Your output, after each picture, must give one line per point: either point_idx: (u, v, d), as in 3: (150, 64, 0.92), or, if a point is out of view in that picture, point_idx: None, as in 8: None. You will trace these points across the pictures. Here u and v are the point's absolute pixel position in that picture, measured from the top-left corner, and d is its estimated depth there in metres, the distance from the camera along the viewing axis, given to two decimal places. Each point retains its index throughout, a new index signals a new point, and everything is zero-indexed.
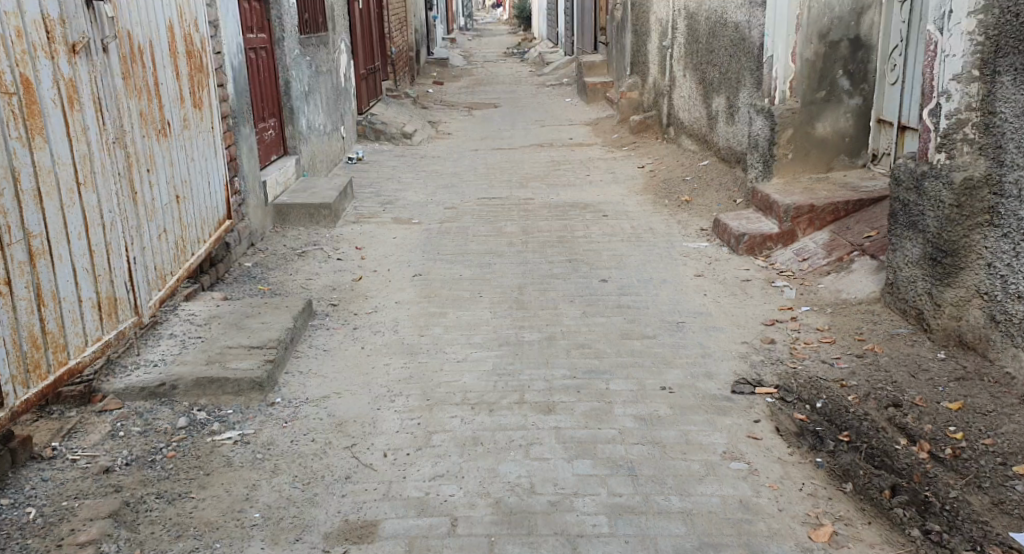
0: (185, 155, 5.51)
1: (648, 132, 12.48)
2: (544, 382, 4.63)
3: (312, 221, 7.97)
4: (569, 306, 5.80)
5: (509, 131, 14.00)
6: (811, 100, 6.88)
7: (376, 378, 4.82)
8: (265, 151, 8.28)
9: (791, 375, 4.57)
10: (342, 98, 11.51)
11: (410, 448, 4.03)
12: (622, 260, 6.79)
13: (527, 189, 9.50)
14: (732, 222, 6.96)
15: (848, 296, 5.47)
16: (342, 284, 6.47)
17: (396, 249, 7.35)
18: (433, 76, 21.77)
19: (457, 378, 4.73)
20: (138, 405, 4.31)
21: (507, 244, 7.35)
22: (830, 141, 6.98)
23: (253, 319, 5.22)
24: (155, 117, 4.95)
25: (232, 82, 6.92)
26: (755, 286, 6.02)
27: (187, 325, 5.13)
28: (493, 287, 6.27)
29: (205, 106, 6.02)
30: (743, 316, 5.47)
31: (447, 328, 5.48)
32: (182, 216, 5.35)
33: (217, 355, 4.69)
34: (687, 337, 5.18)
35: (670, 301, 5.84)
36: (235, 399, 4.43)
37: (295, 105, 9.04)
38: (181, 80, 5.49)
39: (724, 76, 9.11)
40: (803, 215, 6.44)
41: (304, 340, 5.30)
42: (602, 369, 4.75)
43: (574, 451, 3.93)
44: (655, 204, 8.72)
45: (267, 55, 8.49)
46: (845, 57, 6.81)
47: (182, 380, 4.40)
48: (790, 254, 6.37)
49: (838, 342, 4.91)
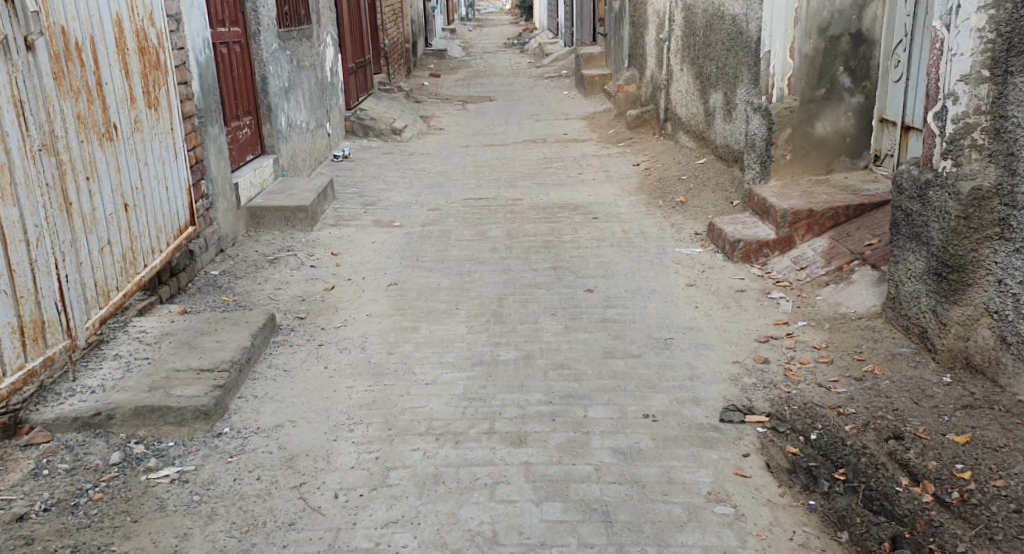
0: (138, 159, 5.14)
1: (646, 127, 12.08)
2: (517, 409, 4.25)
3: (288, 224, 7.59)
4: (550, 321, 5.43)
5: (503, 126, 13.62)
6: (810, 98, 6.49)
7: (336, 403, 4.44)
8: (240, 151, 7.91)
9: (784, 401, 4.15)
10: (327, 93, 11.13)
11: (364, 488, 3.67)
12: (610, 267, 6.42)
13: (517, 189, 9.12)
14: (728, 227, 6.56)
15: (849, 310, 5.08)
16: (313, 294, 6.11)
17: (374, 255, 6.98)
18: (430, 69, 21.36)
19: (424, 404, 4.36)
20: (70, 438, 4.00)
21: (490, 250, 6.98)
22: (830, 141, 6.58)
23: (206, 337, 4.84)
24: (98, 119, 4.61)
25: (197, 80, 6.54)
26: (750, 297, 5.63)
27: (134, 344, 4.76)
28: (472, 298, 5.90)
29: (164, 106, 5.64)
30: (737, 332, 5.09)
31: (419, 345, 5.11)
32: (132, 226, 4.99)
33: (161, 380, 4.32)
34: (675, 356, 4.80)
35: (658, 314, 5.46)
36: (177, 430, 4.11)
37: (273, 103, 8.66)
38: (133, 79, 5.12)
39: (721, 70, 8.71)
40: (802, 221, 6.06)
41: (263, 359, 4.93)
42: (581, 394, 4.37)
43: (544, 492, 3.55)
44: (649, 205, 8.34)
45: (242, 51, 8.11)
46: (846, 53, 6.41)
47: (120, 409, 4.08)
48: (787, 262, 5.99)
49: (836, 361, 4.52)
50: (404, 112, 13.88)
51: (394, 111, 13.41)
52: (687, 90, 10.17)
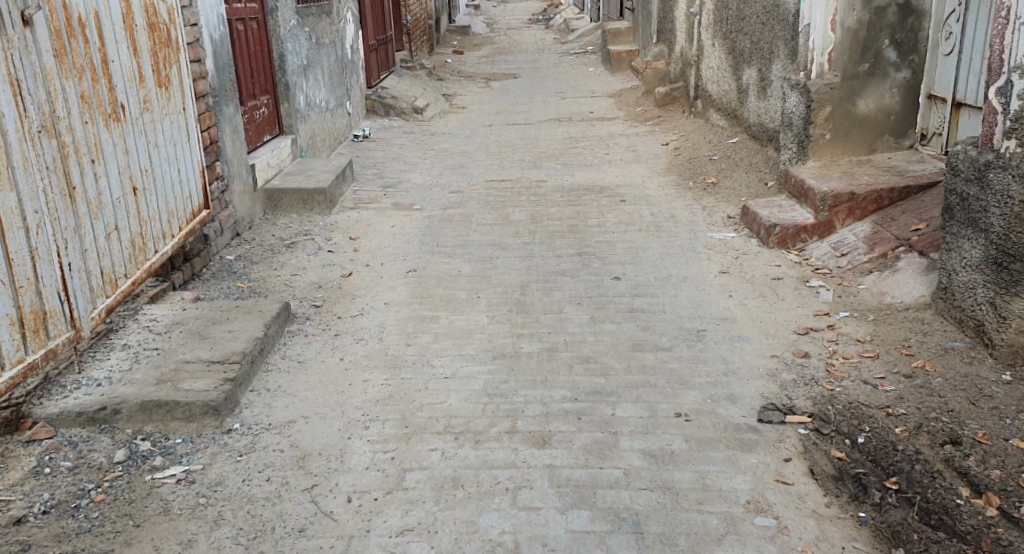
0: (148, 140, 4.92)
1: (674, 105, 11.75)
2: (540, 407, 4.03)
3: (306, 207, 7.38)
4: (575, 311, 5.19)
5: (527, 105, 13.33)
6: (852, 74, 6.20)
7: (351, 397, 4.23)
8: (256, 131, 7.70)
9: (827, 400, 3.90)
10: (348, 71, 10.89)
11: (379, 491, 3.45)
12: (638, 253, 6.16)
13: (541, 170, 8.86)
14: (763, 211, 6.28)
15: (894, 301, 4.79)
16: (330, 280, 5.90)
17: (393, 240, 6.76)
18: (453, 46, 21.05)
19: (442, 400, 4.14)
20: (74, 434, 3.80)
21: (513, 234, 6.74)
22: (872, 120, 6.28)
23: (218, 326, 4.63)
24: (104, 99, 4.39)
25: (211, 57, 6.32)
26: (787, 286, 5.36)
27: (144, 334, 4.56)
28: (494, 285, 5.67)
29: (176, 85, 5.42)
30: (773, 323, 4.83)
31: (439, 336, 4.90)
32: (141, 210, 4.78)
33: (170, 374, 4.11)
34: (709, 349, 4.55)
35: (690, 304, 5.20)
36: (186, 426, 3.90)
37: (291, 81, 8.44)
38: (142, 57, 4.90)
39: (755, 45, 8.39)
40: (842, 204, 5.78)
41: (276, 350, 4.72)
42: (608, 390, 4.14)
43: (569, 499, 3.32)
44: (678, 186, 8.06)
45: (260, 27, 7.90)
46: (892, 26, 6.09)
47: (126, 404, 3.87)
48: (827, 249, 5.72)
49: (881, 356, 4.24)
50: (426, 90, 13.62)
51: (416, 89, 13.16)
52: (718, 66, 9.85)
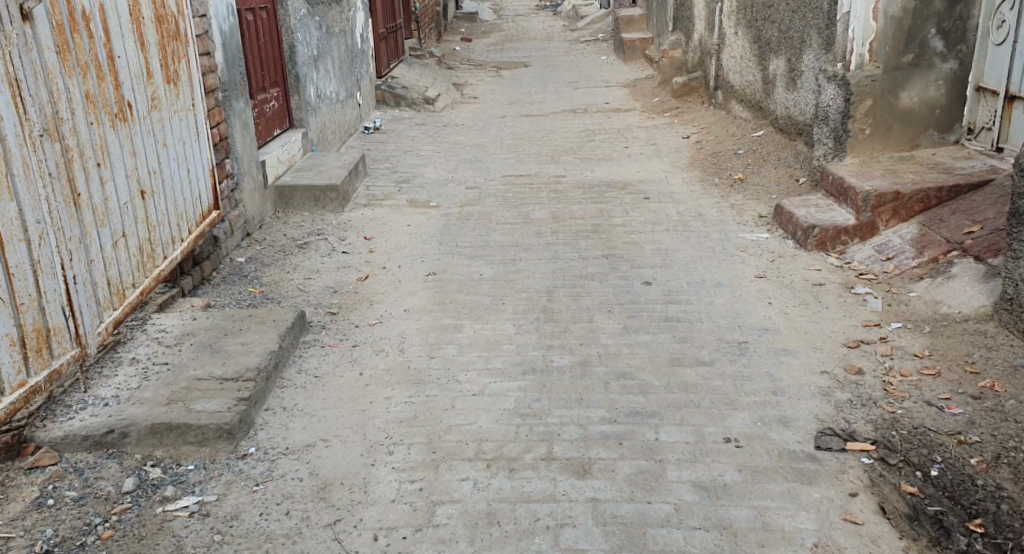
0: (155, 140, 4.61)
1: (692, 95, 11.40)
2: (577, 429, 3.75)
3: (318, 205, 7.10)
4: (606, 319, 4.89)
5: (540, 94, 13.00)
6: (895, 65, 5.91)
7: (373, 416, 3.94)
8: (266, 125, 7.41)
9: (889, 424, 3.67)
10: (358, 61, 10.56)
11: (408, 529, 3.19)
12: (668, 255, 5.87)
13: (559, 164, 8.54)
14: (799, 211, 5.97)
15: (951, 310, 4.53)
16: (346, 284, 5.61)
17: (411, 239, 6.48)
18: (461, 33, 20.67)
19: (470, 421, 3.85)
20: (79, 460, 3.46)
21: (535, 234, 6.44)
22: (916, 114, 6.00)
23: (230, 338, 4.33)
24: (110, 97, 4.08)
25: (220, 49, 6.03)
26: (830, 293, 5.06)
27: (152, 347, 4.22)
28: (518, 290, 5.38)
29: (185, 80, 5.11)
30: (820, 334, 4.55)
31: (464, 348, 4.61)
32: (149, 214, 4.46)
33: (180, 392, 3.77)
34: (753, 364, 4.26)
35: (728, 312, 4.90)
36: (198, 451, 3.55)
37: (301, 73, 8.13)
38: (149, 51, 4.59)
39: (783, 34, 8.06)
40: (886, 205, 5.47)
41: (291, 363, 4.43)
42: (649, 411, 3.86)
43: (617, 540, 3.08)
44: (703, 182, 7.75)
45: (269, 17, 7.59)
46: (939, 13, 5.79)
47: (135, 427, 3.52)
48: (870, 252, 5.42)
49: (943, 375, 4.00)
50: (437, 80, 13.29)
51: (425, 79, 12.82)
52: (741, 56, 9.52)
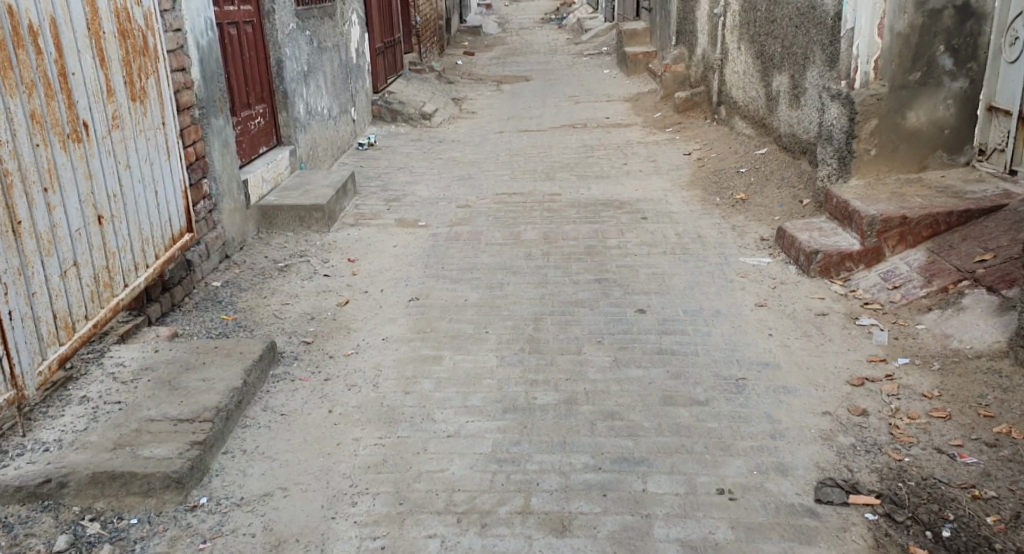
0: (116, 162, 4.35)
1: (695, 110, 11.13)
2: (558, 478, 3.47)
3: (303, 225, 6.82)
4: (596, 351, 4.57)
5: (539, 109, 12.74)
6: (902, 83, 5.67)
7: (340, 460, 3.66)
8: (251, 143, 7.15)
9: (896, 474, 3.39)
10: (352, 76, 10.32)
11: None
12: (665, 280, 5.58)
13: (555, 182, 8.27)
14: (803, 235, 5.69)
15: (962, 346, 4.27)
16: (323, 309, 5.33)
17: (395, 261, 6.20)
18: (465, 46, 20.46)
19: (443, 467, 3.57)
20: (12, 513, 3.21)
21: (525, 256, 6.17)
22: (924, 133, 5.77)
23: (191, 373, 4.05)
24: (61, 117, 3.85)
25: (197, 65, 5.78)
26: (834, 324, 4.78)
27: (107, 383, 3.95)
28: (505, 318, 5.07)
29: (154, 97, 4.85)
30: (823, 370, 4.27)
31: (442, 383, 4.29)
32: (107, 241, 4.21)
33: (129, 436, 3.51)
34: (751, 404, 3.97)
35: (726, 344, 4.62)
36: (143, 502, 3.29)
37: (290, 88, 7.89)
38: (110, 67, 4.34)
39: (788, 49, 7.80)
40: (893, 230, 5.24)
41: (257, 399, 4.13)
42: (637, 457, 3.57)
43: None
44: (703, 202, 7.47)
45: (255, 31, 7.34)
46: (947, 30, 5.56)
47: (75, 475, 3.27)
48: (875, 280, 5.17)
49: (954, 418, 3.72)
50: (436, 94, 13.04)
51: (424, 93, 12.58)
52: (744, 71, 9.26)
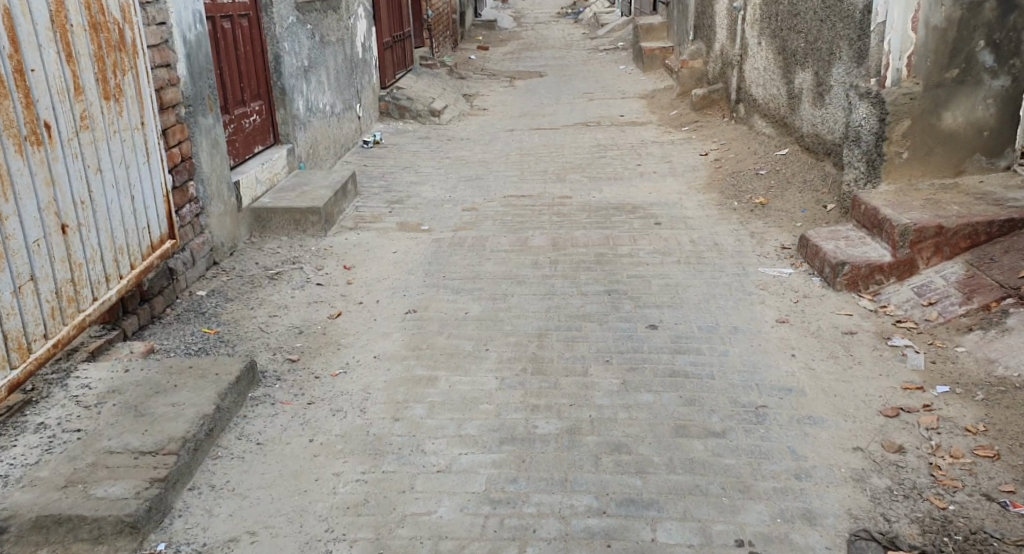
0: (84, 165, 4.01)
1: (712, 108, 10.70)
2: (558, 524, 3.13)
3: (298, 229, 6.46)
4: (603, 373, 4.17)
5: (552, 106, 12.33)
6: (938, 81, 5.27)
7: (317, 499, 3.30)
8: (246, 141, 6.82)
9: (940, 527, 3.07)
10: (358, 71, 9.96)
11: None
12: (679, 292, 5.18)
13: (566, 184, 7.88)
14: (828, 244, 5.31)
15: (1007, 373, 3.93)
16: (314, 321, 4.94)
17: (395, 267, 5.85)
18: (479, 41, 20.05)
19: (431, 509, 3.22)
20: None
21: (532, 263, 5.79)
22: (961, 135, 5.38)
23: (160, 397, 3.67)
24: (17, 117, 3.58)
25: (184, 60, 5.43)
26: (863, 345, 4.41)
27: (68, 407, 3.61)
28: (508, 333, 4.67)
29: (132, 95, 4.46)
30: (852, 398, 3.89)
31: (435, 409, 3.86)
32: (72, 250, 3.90)
33: (82, 472, 3.21)
34: (772, 436, 3.59)
35: (744, 366, 4.22)
36: (93, 550, 3.01)
37: (289, 85, 7.54)
38: (79, 63, 3.99)
39: (811, 44, 7.39)
40: (927, 240, 4.86)
41: (232, 426, 3.74)
42: (646, 500, 3.21)
43: None
44: (721, 206, 7.06)
45: (250, 25, 6.98)
46: (988, 24, 5.16)
47: (17, 520, 3.00)
48: (908, 295, 4.81)
49: (1003, 457, 3.39)
50: (446, 90, 12.66)
51: (434, 89, 12.21)
52: (765, 68, 8.84)
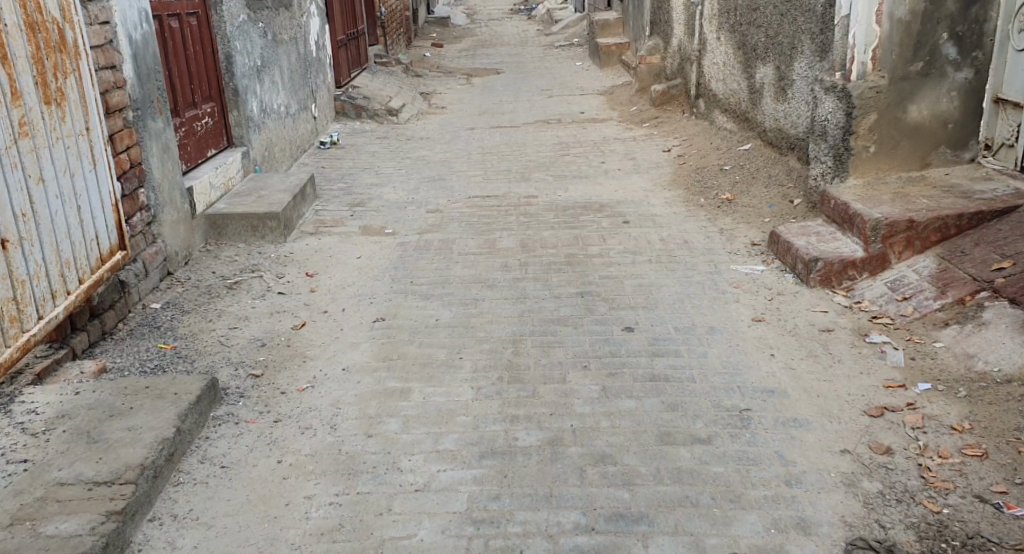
0: (23, 174, 3.79)
1: (671, 104, 10.64)
2: (546, 543, 3.01)
3: (255, 235, 6.25)
4: (582, 380, 4.05)
5: (511, 104, 12.19)
6: (903, 75, 5.24)
7: (289, 525, 3.14)
8: (198, 145, 6.59)
9: (937, 532, 3.01)
10: (312, 70, 9.73)
11: None
12: (653, 292, 5.08)
13: (530, 183, 7.75)
14: (799, 240, 5.25)
15: (988, 368, 3.88)
16: (276, 332, 4.75)
17: (359, 273, 5.67)
18: (434, 38, 19.85)
19: (411, 532, 3.08)
20: None
21: (501, 266, 5.65)
22: (926, 128, 5.34)
23: (114, 421, 3.46)
24: None
25: (130, 61, 5.18)
26: (841, 343, 4.34)
27: (12, 436, 3.39)
28: (480, 339, 4.53)
29: (76, 99, 4.24)
30: (836, 399, 3.81)
31: (410, 423, 3.71)
32: (12, 265, 3.68)
33: (32, 508, 3.01)
34: (759, 441, 3.49)
35: (725, 368, 4.12)
36: None
37: (241, 85, 7.31)
38: (15, 65, 3.76)
39: (772, 37, 7.34)
40: (899, 235, 4.81)
41: (194, 449, 3.56)
42: (635, 514, 3.11)
43: None
44: (688, 202, 6.98)
45: (199, 24, 6.74)
46: (951, 16, 5.13)
47: None
48: (882, 290, 4.76)
49: (991, 455, 3.34)
50: (403, 88, 12.45)
51: (390, 88, 12.00)
52: (725, 63, 8.80)
